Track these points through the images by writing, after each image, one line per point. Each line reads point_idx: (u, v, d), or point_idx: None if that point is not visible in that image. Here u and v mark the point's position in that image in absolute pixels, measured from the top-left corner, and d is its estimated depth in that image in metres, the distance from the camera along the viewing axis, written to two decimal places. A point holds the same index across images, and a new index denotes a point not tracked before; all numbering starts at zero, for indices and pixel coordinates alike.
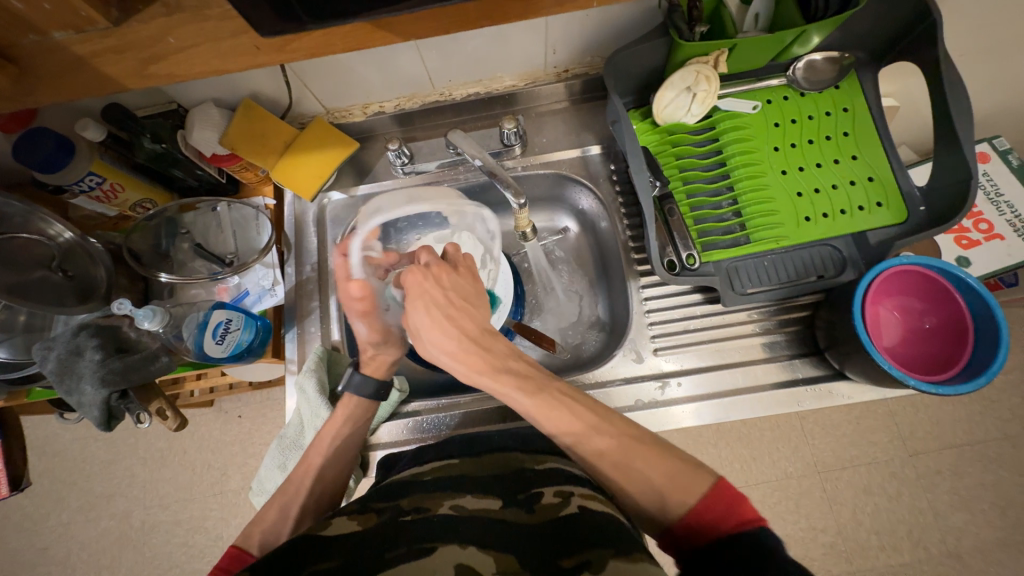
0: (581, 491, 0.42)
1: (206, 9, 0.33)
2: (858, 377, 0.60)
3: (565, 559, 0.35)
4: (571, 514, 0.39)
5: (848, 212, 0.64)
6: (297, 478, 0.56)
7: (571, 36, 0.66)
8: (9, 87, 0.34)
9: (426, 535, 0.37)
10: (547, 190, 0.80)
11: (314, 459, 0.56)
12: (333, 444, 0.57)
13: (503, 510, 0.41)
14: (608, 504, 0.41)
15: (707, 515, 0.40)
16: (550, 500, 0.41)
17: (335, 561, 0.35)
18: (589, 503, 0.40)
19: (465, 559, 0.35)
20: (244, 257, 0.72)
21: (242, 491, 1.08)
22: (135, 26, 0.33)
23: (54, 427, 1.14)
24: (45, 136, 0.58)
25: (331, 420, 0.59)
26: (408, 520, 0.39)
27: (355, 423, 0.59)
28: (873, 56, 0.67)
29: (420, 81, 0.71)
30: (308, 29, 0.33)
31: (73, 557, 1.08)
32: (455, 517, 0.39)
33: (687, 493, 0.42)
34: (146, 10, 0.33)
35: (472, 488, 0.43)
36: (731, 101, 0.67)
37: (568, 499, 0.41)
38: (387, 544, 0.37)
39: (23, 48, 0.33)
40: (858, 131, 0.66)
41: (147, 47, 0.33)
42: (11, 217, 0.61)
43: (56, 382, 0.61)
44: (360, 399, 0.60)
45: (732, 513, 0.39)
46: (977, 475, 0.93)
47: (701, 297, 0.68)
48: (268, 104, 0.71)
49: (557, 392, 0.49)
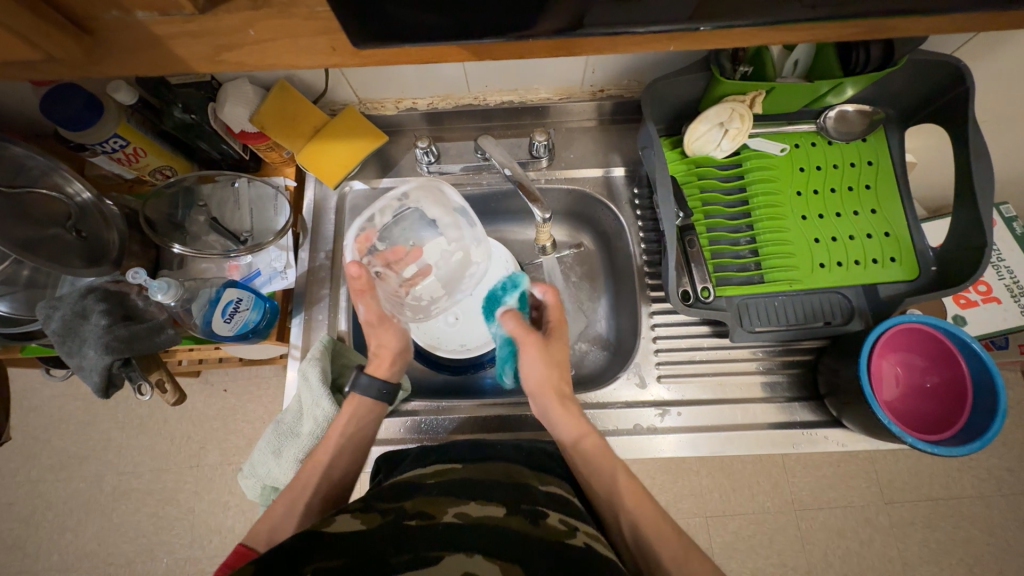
0: (586, 528, 0.43)
1: (291, 7, 0.33)
2: (854, 427, 0.61)
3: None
4: (576, 544, 0.39)
5: (862, 264, 0.65)
6: (305, 474, 0.55)
7: (613, 58, 0.66)
8: (80, 60, 0.33)
9: (433, 542, 0.37)
10: (568, 205, 0.81)
11: (322, 457, 0.56)
12: (340, 441, 0.57)
13: (508, 517, 0.41)
14: (610, 549, 0.42)
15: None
16: (555, 524, 0.42)
17: (340, 561, 0.35)
18: (593, 542, 0.41)
19: (472, 567, 0.35)
20: (259, 237, 0.72)
21: (220, 466, 1.06)
22: (220, 16, 0.32)
23: (36, 382, 1.12)
24: (75, 93, 0.58)
25: (337, 417, 0.58)
26: (413, 523, 0.39)
27: (361, 419, 0.58)
28: (903, 115, 0.68)
29: (456, 83, 0.71)
30: (389, 39, 0.33)
31: (38, 515, 1.06)
32: (460, 525, 0.39)
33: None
34: (232, 1, 0.32)
35: (475, 495, 0.44)
36: (760, 141, 0.68)
37: (573, 531, 0.41)
38: (391, 549, 0.37)
39: (104, 23, 0.32)
40: (880, 185, 0.68)
41: (227, 37, 0.33)
42: (29, 170, 0.60)
43: (57, 343, 0.60)
44: (366, 398, 0.59)
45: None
46: (948, 530, 0.95)
47: (708, 329, 0.69)
48: (301, 87, 0.70)
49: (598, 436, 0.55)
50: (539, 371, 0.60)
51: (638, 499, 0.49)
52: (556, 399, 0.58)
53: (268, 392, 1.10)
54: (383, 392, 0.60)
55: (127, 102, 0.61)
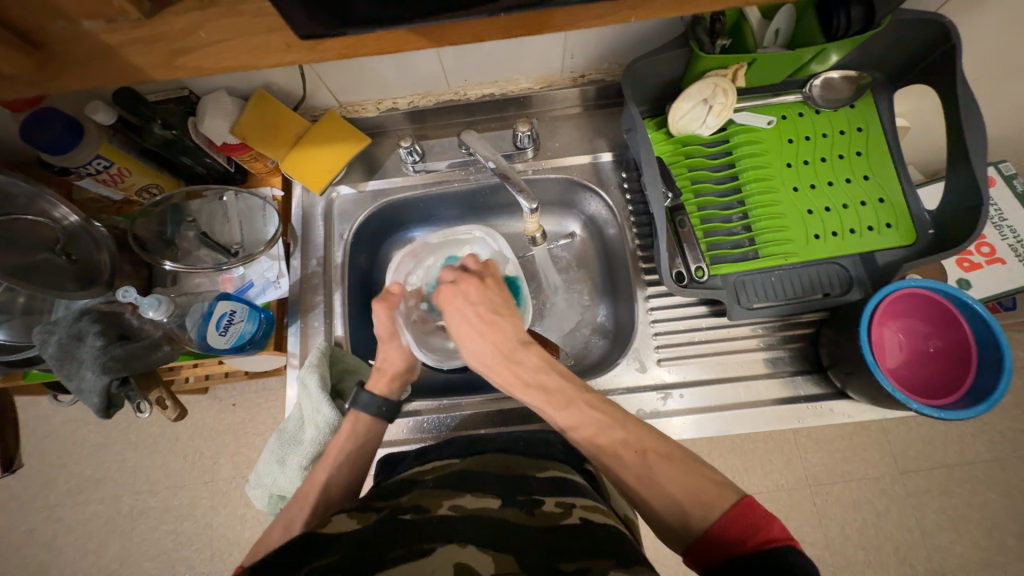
0: (582, 503, 0.43)
1: (240, 4, 0.33)
2: (859, 397, 0.60)
3: (565, 562, 0.35)
4: (572, 525, 0.39)
5: (858, 232, 0.64)
6: (305, 491, 0.55)
7: (589, 42, 0.66)
8: (36, 75, 0.34)
9: (426, 534, 0.37)
10: (558, 195, 0.80)
11: (320, 475, 0.55)
12: (340, 457, 0.56)
13: (505, 508, 0.41)
14: (608, 517, 0.42)
15: (731, 530, 0.39)
16: (550, 508, 0.41)
17: (334, 556, 0.36)
18: (589, 515, 0.41)
19: (464, 557, 0.35)
20: (250, 248, 0.72)
21: (233, 480, 1.07)
22: (168, 18, 0.33)
23: (47, 409, 1.13)
24: (53, 118, 0.58)
25: (337, 437, 0.57)
26: (406, 518, 0.39)
27: (360, 439, 0.58)
28: (889, 78, 0.67)
29: (436, 79, 0.71)
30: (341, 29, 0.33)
31: (59, 539, 1.07)
32: (455, 518, 0.39)
33: (709, 506, 0.41)
34: (180, 3, 0.33)
35: (471, 489, 0.43)
36: (746, 115, 0.67)
37: (569, 510, 0.41)
38: (386, 544, 0.36)
39: (53, 34, 0.33)
40: (871, 151, 0.66)
41: (178, 40, 0.33)
42: (15, 198, 0.60)
43: (56, 367, 0.61)
44: (364, 415, 0.58)
45: (762, 527, 0.38)
46: (965, 495, 0.94)
47: (706, 309, 0.69)
48: (280, 95, 0.70)
49: (584, 405, 0.49)
50: (468, 290, 0.55)
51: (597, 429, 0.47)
52: (486, 323, 0.54)
53: (276, 403, 1.11)
54: (383, 409, 0.59)
55: (106, 123, 0.60)
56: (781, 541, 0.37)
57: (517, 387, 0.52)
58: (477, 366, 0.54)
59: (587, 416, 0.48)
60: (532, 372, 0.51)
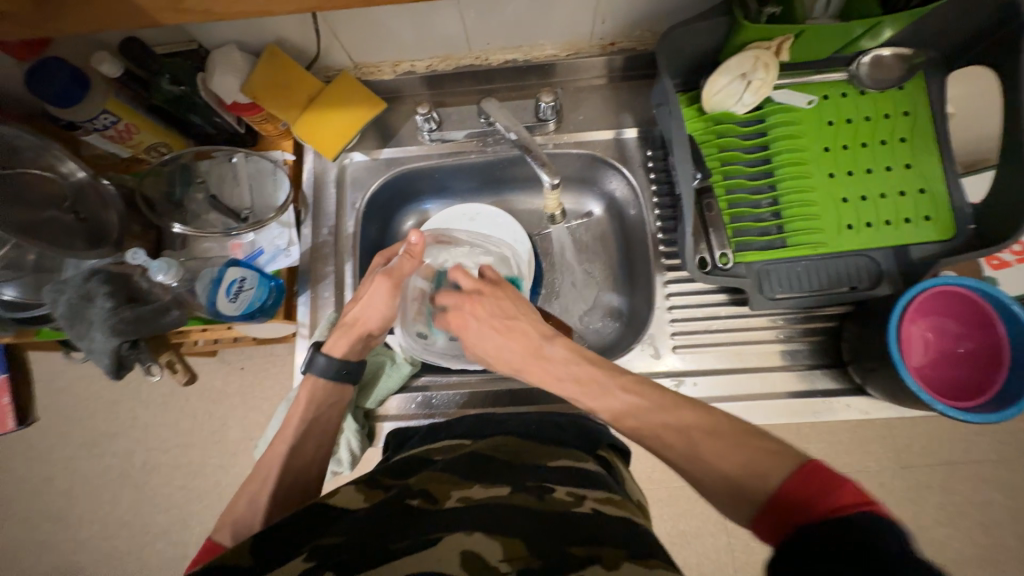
0: (595, 495, 0.42)
1: None
2: (878, 394, 0.59)
3: (575, 547, 0.35)
4: (585, 514, 0.39)
5: (893, 224, 0.61)
6: (265, 466, 0.54)
7: (623, 5, 0.61)
8: None
9: (432, 525, 0.36)
10: (579, 171, 0.77)
11: (280, 448, 0.54)
12: (300, 428, 0.55)
13: (512, 495, 0.40)
14: (620, 509, 0.41)
15: (797, 497, 0.34)
16: (562, 495, 0.41)
17: (341, 537, 0.36)
18: (603, 507, 0.40)
19: (470, 546, 0.34)
20: (260, 214, 0.70)
21: (241, 441, 1.09)
22: None
23: (60, 364, 1.14)
24: (58, 68, 0.55)
25: (296, 404, 0.57)
26: (415, 504, 0.39)
27: (319, 405, 0.57)
28: (944, 58, 0.62)
29: (456, 42, 0.67)
30: None
31: (75, 489, 1.11)
32: (464, 508, 0.38)
33: (766, 476, 0.37)
34: None
35: (480, 477, 0.43)
36: (786, 93, 0.63)
37: (581, 500, 0.41)
38: (391, 535, 0.36)
39: None
40: (916, 137, 0.62)
41: None
42: (21, 151, 0.59)
43: (67, 326, 0.60)
44: (319, 381, 0.58)
45: (831, 493, 0.33)
46: (967, 493, 0.94)
47: (726, 298, 0.67)
48: (293, 53, 0.67)
49: (618, 387, 0.49)
50: (476, 309, 0.58)
51: (626, 411, 0.48)
52: (503, 330, 0.56)
53: (283, 369, 1.12)
54: (342, 372, 0.58)
55: (113, 75, 0.58)
56: (855, 507, 0.31)
57: (550, 382, 0.54)
58: (510, 371, 0.57)
59: (621, 401, 0.48)
60: (562, 366, 0.53)
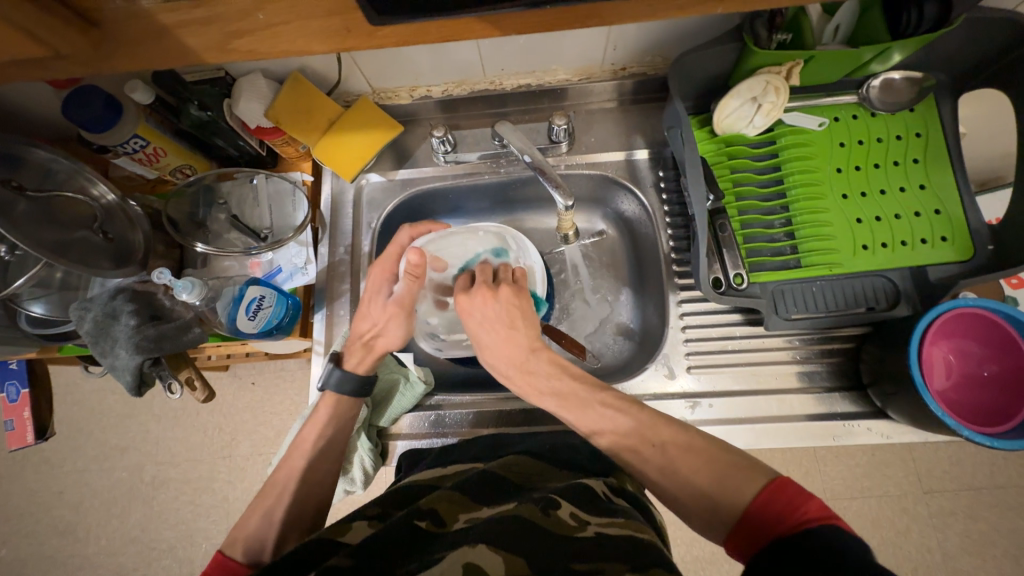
0: (599, 519, 0.40)
1: None
2: (899, 418, 0.58)
3: (577, 562, 0.34)
4: (588, 537, 0.37)
5: (909, 244, 0.60)
6: (280, 480, 0.54)
7: (635, 33, 0.63)
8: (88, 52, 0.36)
9: (440, 543, 0.37)
10: (591, 191, 0.78)
11: (297, 462, 0.55)
12: (318, 443, 0.56)
13: (516, 508, 0.40)
14: (631, 530, 0.40)
15: (767, 513, 0.36)
16: (566, 519, 0.39)
17: (347, 560, 0.36)
18: (607, 530, 0.39)
19: (473, 558, 0.34)
20: (279, 233, 0.71)
21: (251, 456, 1.09)
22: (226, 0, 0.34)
23: (77, 378, 1.16)
24: (95, 94, 0.58)
25: (315, 418, 0.57)
26: (422, 525, 0.39)
27: (339, 420, 0.58)
28: (956, 81, 0.63)
29: (472, 68, 0.69)
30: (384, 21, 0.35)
31: (85, 503, 1.11)
32: (469, 527, 0.38)
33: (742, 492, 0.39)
34: None
35: (487, 498, 0.42)
36: (797, 116, 0.64)
37: (584, 525, 0.39)
38: (398, 557, 0.36)
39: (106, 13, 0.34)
40: (930, 158, 0.62)
41: (236, 21, 0.35)
42: (55, 173, 0.61)
43: (91, 344, 0.62)
44: (340, 397, 0.58)
45: (798, 508, 0.35)
46: (992, 520, 0.90)
47: (741, 317, 0.66)
48: (314, 80, 0.69)
49: (597, 404, 0.49)
50: (483, 308, 0.54)
51: (619, 432, 0.47)
52: (503, 337, 0.54)
53: (294, 385, 1.12)
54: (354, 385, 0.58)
55: (144, 102, 0.61)
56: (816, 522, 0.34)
57: (534, 396, 0.53)
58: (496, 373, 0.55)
59: (604, 417, 0.48)
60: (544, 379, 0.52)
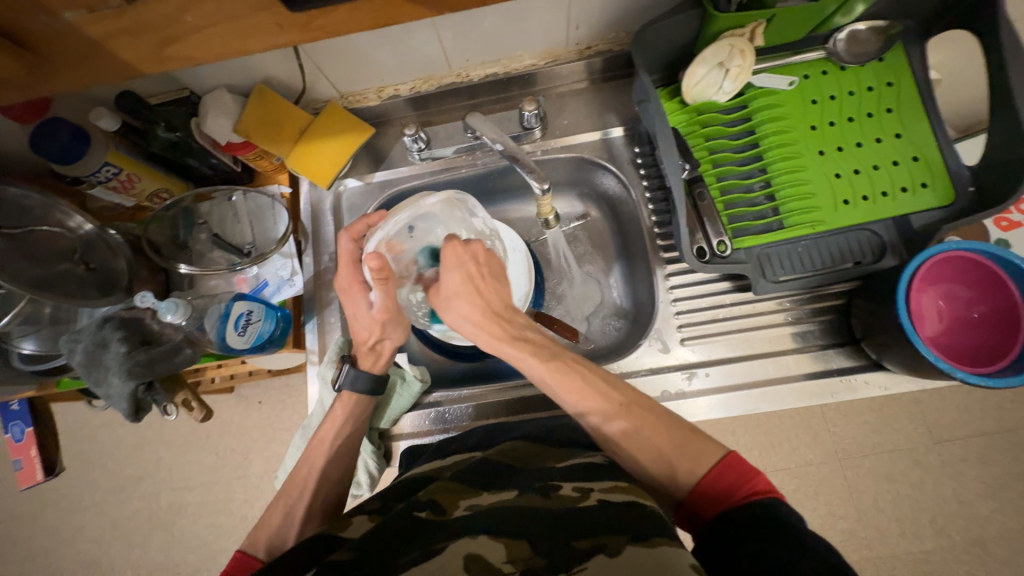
0: (601, 485, 0.41)
1: None
2: (895, 368, 0.58)
3: (580, 540, 0.35)
4: (591, 507, 0.38)
5: (890, 194, 0.60)
6: (299, 478, 0.56)
7: (594, 9, 0.63)
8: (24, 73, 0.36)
9: (442, 531, 0.37)
10: (568, 174, 0.77)
11: (317, 460, 0.57)
12: (335, 443, 0.57)
13: (519, 496, 0.40)
14: (629, 492, 0.40)
15: (721, 485, 0.41)
16: (568, 492, 0.40)
17: (348, 553, 0.36)
18: (608, 496, 0.40)
19: (474, 549, 0.35)
20: (262, 248, 0.71)
21: (264, 474, 1.10)
22: (153, 8, 0.34)
23: (84, 413, 1.17)
24: (61, 127, 0.58)
25: (331, 420, 0.58)
26: (422, 516, 0.39)
27: (358, 418, 0.59)
28: (922, 26, 0.62)
29: (436, 63, 0.69)
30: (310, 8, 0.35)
31: (106, 535, 1.12)
32: (471, 515, 0.38)
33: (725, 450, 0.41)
34: None
35: (486, 483, 0.43)
36: (765, 77, 0.63)
37: (586, 494, 0.40)
38: (397, 548, 0.36)
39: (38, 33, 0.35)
40: (903, 106, 0.62)
41: (165, 28, 0.36)
42: (31, 210, 0.61)
43: (84, 374, 0.62)
44: (358, 394, 0.59)
45: (748, 482, 0.40)
46: (1005, 463, 0.90)
47: (730, 285, 0.66)
48: (280, 89, 0.69)
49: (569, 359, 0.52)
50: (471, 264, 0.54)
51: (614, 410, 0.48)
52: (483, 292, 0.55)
53: (300, 399, 1.12)
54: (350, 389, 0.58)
55: (111, 129, 0.61)
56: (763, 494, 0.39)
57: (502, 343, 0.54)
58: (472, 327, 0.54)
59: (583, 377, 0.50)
60: (520, 328, 0.55)
